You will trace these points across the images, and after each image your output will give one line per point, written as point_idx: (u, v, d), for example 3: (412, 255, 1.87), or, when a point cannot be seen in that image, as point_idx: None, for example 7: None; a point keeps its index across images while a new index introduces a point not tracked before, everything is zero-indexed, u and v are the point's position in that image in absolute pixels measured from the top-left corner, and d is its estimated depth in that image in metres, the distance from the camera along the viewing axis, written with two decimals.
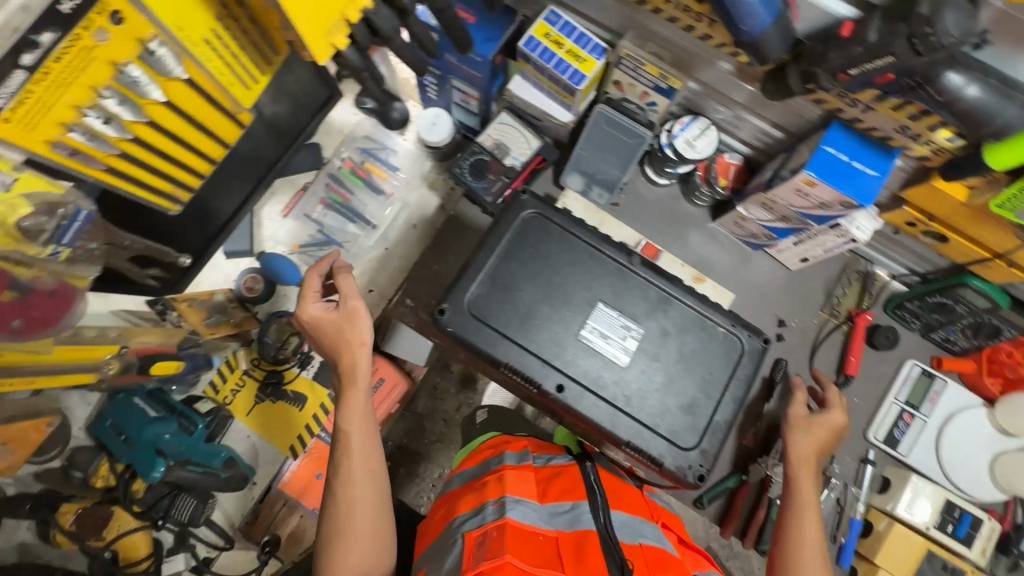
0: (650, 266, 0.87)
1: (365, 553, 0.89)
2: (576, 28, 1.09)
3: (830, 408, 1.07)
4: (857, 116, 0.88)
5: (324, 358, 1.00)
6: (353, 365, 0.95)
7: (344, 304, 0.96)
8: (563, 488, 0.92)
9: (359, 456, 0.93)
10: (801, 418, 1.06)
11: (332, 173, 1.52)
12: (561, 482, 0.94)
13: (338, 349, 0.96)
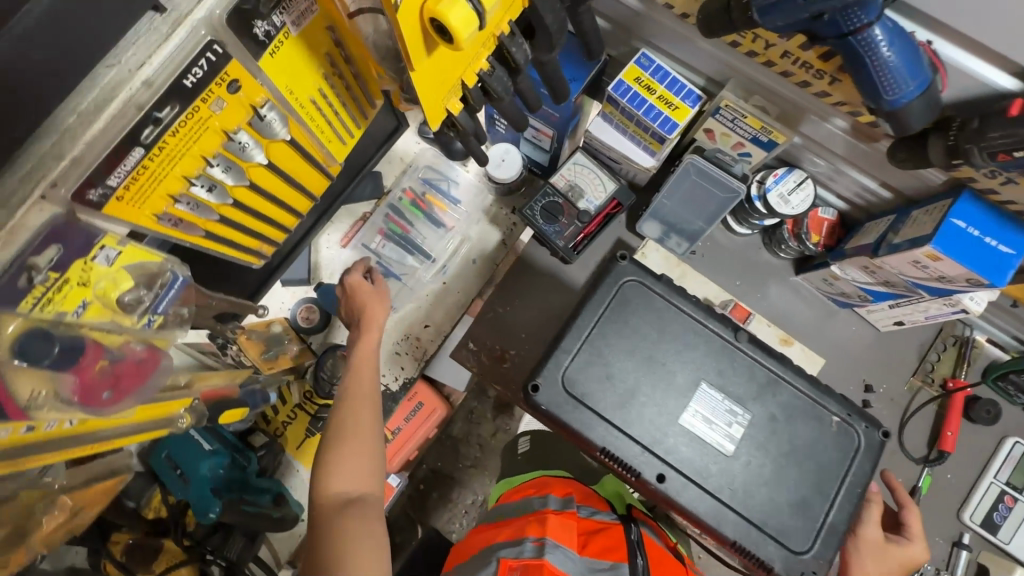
0: (757, 343, 0.81)
1: (366, 464, 0.92)
2: (669, 73, 1.04)
3: (910, 539, 0.87)
4: (995, 188, 0.80)
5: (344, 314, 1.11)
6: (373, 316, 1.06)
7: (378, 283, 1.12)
8: (604, 544, 0.88)
9: (360, 387, 0.97)
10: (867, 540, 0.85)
11: (392, 203, 1.48)
12: (602, 537, 0.89)
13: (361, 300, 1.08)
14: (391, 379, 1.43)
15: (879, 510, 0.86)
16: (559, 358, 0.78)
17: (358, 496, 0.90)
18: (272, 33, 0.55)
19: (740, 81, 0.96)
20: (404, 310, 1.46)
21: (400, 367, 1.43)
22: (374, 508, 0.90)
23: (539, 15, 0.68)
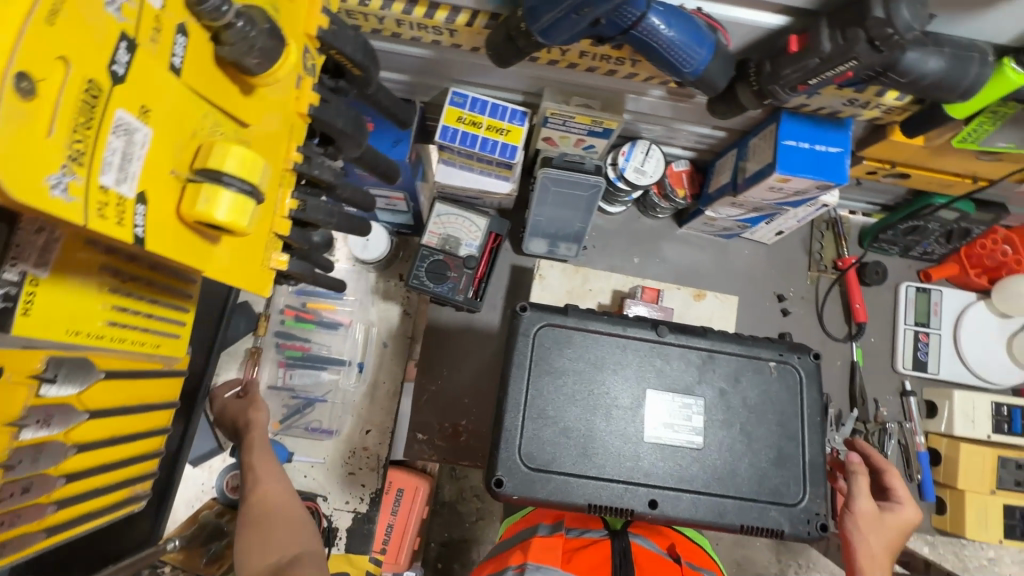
0: (679, 329, 0.81)
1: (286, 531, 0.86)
2: (486, 101, 1.01)
3: (900, 503, 0.87)
4: (804, 103, 0.86)
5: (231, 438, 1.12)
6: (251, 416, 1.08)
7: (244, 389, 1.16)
8: (588, 561, 0.74)
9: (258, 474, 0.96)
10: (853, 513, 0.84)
11: (278, 330, 1.36)
12: (588, 553, 0.76)
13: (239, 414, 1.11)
14: (357, 501, 1.32)
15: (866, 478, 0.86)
16: (507, 438, 0.74)
17: (290, 557, 0.83)
18: (13, 292, 0.45)
19: (554, 87, 0.96)
20: (341, 426, 1.35)
21: (360, 484, 1.32)
22: (315, 561, 0.83)
23: (327, 124, 0.61)
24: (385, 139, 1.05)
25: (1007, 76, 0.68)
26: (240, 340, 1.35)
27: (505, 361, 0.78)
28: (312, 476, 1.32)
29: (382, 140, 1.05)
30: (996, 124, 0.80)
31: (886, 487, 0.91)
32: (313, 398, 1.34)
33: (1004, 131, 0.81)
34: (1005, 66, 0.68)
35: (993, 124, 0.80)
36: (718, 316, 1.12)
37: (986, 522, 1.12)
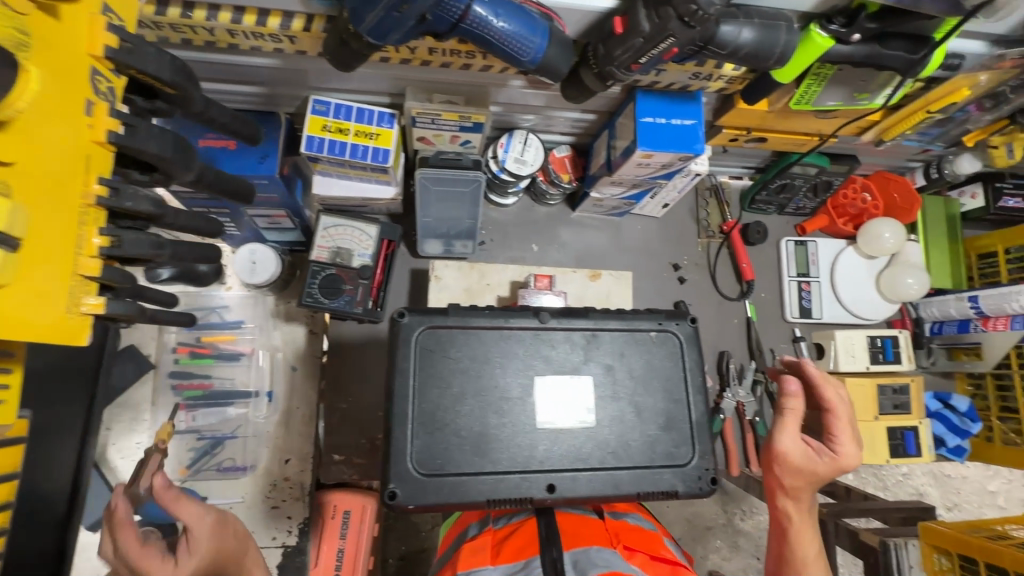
0: (560, 313, 0.82)
1: None
2: (350, 106, 0.98)
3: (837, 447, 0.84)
4: (654, 80, 0.90)
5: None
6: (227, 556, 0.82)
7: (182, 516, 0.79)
8: (515, 547, 0.71)
9: None
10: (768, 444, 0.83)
11: (171, 371, 1.27)
12: (516, 539, 0.73)
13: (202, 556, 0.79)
14: (284, 535, 1.26)
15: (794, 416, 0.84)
16: (399, 447, 0.73)
17: None
18: None
19: (415, 86, 0.95)
20: (257, 460, 1.28)
21: (286, 517, 1.26)
22: None
23: (140, 151, 0.57)
24: (250, 158, 1.00)
25: (814, 41, 0.73)
26: (131, 387, 1.25)
27: (389, 370, 0.76)
28: None
29: (247, 159, 1.00)
30: (822, 84, 0.86)
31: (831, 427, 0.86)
32: (222, 437, 1.26)
33: (831, 91, 0.87)
34: (812, 31, 0.73)
35: (819, 85, 0.86)
36: (615, 293, 1.16)
37: (875, 447, 1.22)
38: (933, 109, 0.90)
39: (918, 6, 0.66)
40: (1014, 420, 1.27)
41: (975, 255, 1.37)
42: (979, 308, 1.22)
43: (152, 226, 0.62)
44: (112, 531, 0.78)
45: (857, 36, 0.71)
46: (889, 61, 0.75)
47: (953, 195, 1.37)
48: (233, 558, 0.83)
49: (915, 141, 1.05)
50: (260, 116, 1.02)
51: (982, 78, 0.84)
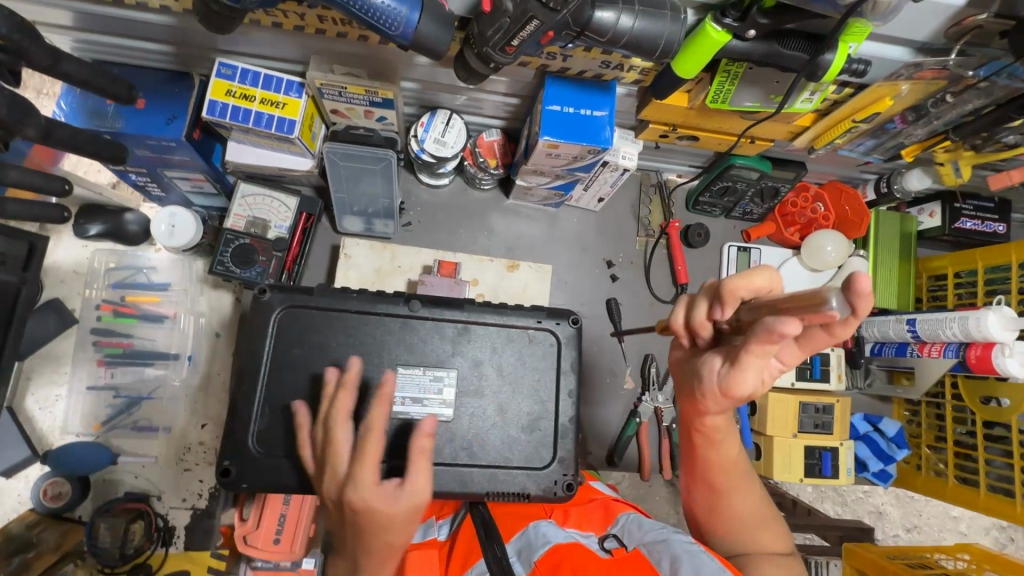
0: (432, 302, 0.80)
1: None
2: (258, 72, 0.95)
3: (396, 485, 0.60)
4: (563, 66, 0.85)
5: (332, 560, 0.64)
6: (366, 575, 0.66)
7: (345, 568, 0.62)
8: (463, 555, 0.70)
9: None
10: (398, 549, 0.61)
11: (93, 328, 1.27)
12: (461, 548, 0.72)
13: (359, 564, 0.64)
14: (195, 497, 1.28)
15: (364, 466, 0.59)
16: (244, 426, 0.72)
17: None
18: None
19: (320, 55, 0.91)
20: (173, 422, 1.29)
21: (197, 480, 1.28)
22: None
23: None
24: (157, 119, 0.97)
25: (710, 35, 0.67)
26: (52, 340, 1.26)
27: (244, 346, 0.74)
28: (144, 476, 1.27)
29: (154, 120, 0.97)
30: (734, 83, 0.80)
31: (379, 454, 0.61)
32: (139, 396, 1.27)
33: (746, 91, 0.82)
34: (707, 25, 0.67)
35: (732, 83, 0.80)
36: (532, 286, 1.13)
37: (791, 463, 1.19)
38: (858, 117, 0.85)
39: (807, 4, 0.60)
40: (943, 451, 1.22)
41: (927, 276, 1.29)
42: (915, 332, 1.16)
43: None
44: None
45: (752, 32, 0.66)
46: (789, 62, 0.70)
47: (912, 211, 1.29)
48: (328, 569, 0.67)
49: (851, 151, 1.00)
50: (171, 76, 1.00)
51: (903, 88, 0.78)
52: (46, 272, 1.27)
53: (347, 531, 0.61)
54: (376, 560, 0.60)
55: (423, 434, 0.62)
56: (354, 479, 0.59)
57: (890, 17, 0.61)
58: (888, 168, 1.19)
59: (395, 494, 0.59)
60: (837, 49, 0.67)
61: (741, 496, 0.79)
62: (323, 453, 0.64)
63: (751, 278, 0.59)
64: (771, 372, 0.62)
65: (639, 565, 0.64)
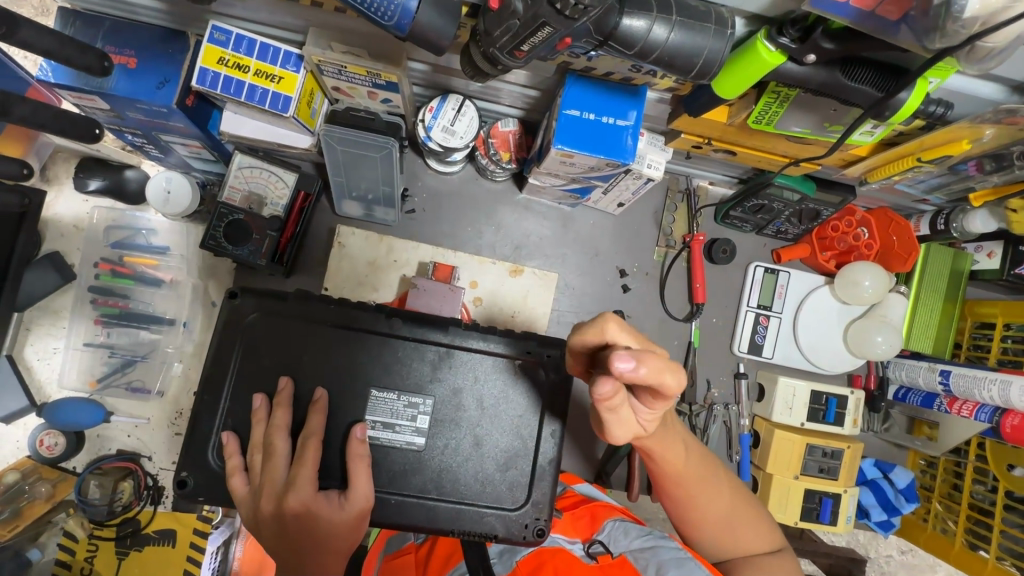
0: (415, 321, 0.74)
1: None
2: (253, 40, 0.86)
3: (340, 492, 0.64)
4: (588, 66, 0.75)
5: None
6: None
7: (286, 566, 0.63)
8: (441, 559, 0.72)
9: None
10: (343, 549, 0.64)
11: (91, 285, 1.25)
12: (438, 554, 0.73)
13: (318, 565, 0.63)
14: None
15: (307, 465, 0.64)
16: (205, 436, 0.69)
17: None
18: None
19: (320, 28, 0.82)
20: (165, 386, 1.28)
21: None
22: None
23: None
24: (147, 83, 0.89)
25: (760, 55, 0.56)
26: (50, 294, 1.25)
27: (212, 351, 0.70)
28: (136, 436, 1.28)
29: (144, 84, 0.89)
30: (783, 106, 0.69)
31: (317, 461, 0.65)
32: (134, 358, 1.27)
33: (795, 115, 0.70)
34: (758, 43, 0.56)
35: (780, 105, 0.69)
36: (534, 294, 1.07)
37: (787, 503, 1.13)
38: (924, 157, 0.72)
39: (883, 33, 0.50)
40: (954, 510, 1.14)
41: (972, 321, 1.17)
42: (947, 386, 1.07)
43: None
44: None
45: (812, 57, 0.55)
46: (852, 95, 0.59)
47: (968, 249, 1.16)
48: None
49: (910, 187, 0.89)
50: (164, 34, 0.92)
51: (987, 132, 0.66)
52: (46, 225, 1.25)
53: (283, 532, 0.62)
54: (325, 558, 0.63)
55: (357, 440, 0.67)
56: (295, 483, 0.62)
57: (989, 63, 0.49)
58: (948, 202, 1.06)
59: (338, 501, 0.63)
60: (915, 87, 0.57)
61: (709, 499, 0.76)
62: (261, 466, 0.65)
63: (590, 330, 0.57)
64: (644, 421, 0.61)
65: (625, 570, 0.65)
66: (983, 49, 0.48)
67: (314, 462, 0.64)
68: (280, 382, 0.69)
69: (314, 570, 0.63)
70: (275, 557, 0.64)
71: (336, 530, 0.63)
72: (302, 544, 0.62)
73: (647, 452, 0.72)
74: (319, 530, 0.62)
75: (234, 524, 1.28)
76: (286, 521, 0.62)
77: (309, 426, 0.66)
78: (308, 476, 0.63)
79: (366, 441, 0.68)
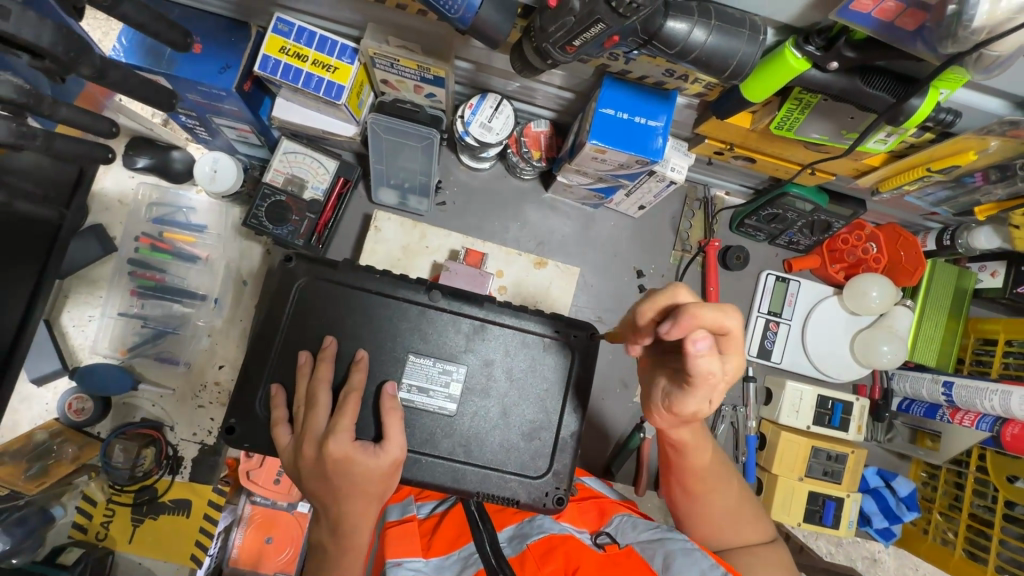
0: (453, 295, 0.79)
1: None
2: (313, 32, 0.94)
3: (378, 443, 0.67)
4: (624, 69, 0.81)
5: (328, 519, 0.67)
6: (361, 526, 0.67)
7: (327, 510, 0.67)
8: (448, 535, 0.71)
9: (364, 531, 0.67)
10: (376, 496, 0.67)
11: (130, 258, 1.31)
12: (446, 529, 0.72)
13: (353, 512, 0.66)
14: (204, 433, 1.33)
15: (346, 418, 0.67)
16: (254, 387, 0.74)
17: None
18: None
19: (377, 23, 0.89)
20: (192, 358, 1.33)
21: (208, 418, 1.33)
22: None
23: (13, 35, 0.55)
24: (209, 66, 0.95)
25: (787, 61, 0.62)
26: (91, 263, 1.31)
27: (265, 310, 0.75)
28: (161, 405, 1.32)
29: (206, 67, 0.95)
30: (804, 112, 0.75)
31: (355, 416, 0.68)
32: (164, 330, 1.32)
33: (815, 122, 0.76)
34: (786, 50, 0.62)
35: (801, 112, 0.75)
36: (556, 285, 1.13)
37: (790, 505, 1.15)
38: (933, 167, 0.78)
39: (900, 42, 0.56)
40: (955, 521, 1.16)
41: (975, 337, 1.21)
42: (950, 397, 1.11)
43: (29, 113, 0.65)
44: (347, 523, 0.66)
45: (835, 64, 0.61)
46: (870, 101, 0.65)
47: (972, 267, 1.21)
48: (321, 533, 0.69)
49: (919, 200, 0.94)
50: (230, 24, 0.99)
51: (992, 144, 0.72)
52: (93, 198, 1.32)
53: (322, 478, 0.66)
54: (359, 504, 0.66)
55: (389, 395, 0.72)
56: (334, 431, 0.65)
57: (995, 72, 0.55)
58: (954, 220, 1.11)
59: (374, 450, 0.67)
60: (926, 95, 0.62)
61: (715, 493, 0.80)
62: (302, 417, 0.69)
63: (659, 298, 0.62)
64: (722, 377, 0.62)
65: (631, 560, 0.66)
66: (990, 57, 0.53)
67: (353, 416, 0.68)
68: (325, 340, 0.74)
69: (349, 516, 0.66)
70: (315, 499, 0.67)
71: (369, 477, 0.66)
72: (340, 487, 0.65)
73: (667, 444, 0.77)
74: (355, 476, 0.65)
75: (237, 510, 1.31)
76: (324, 465, 0.65)
77: (350, 383, 0.70)
78: (347, 428, 0.66)
79: (397, 398, 0.73)
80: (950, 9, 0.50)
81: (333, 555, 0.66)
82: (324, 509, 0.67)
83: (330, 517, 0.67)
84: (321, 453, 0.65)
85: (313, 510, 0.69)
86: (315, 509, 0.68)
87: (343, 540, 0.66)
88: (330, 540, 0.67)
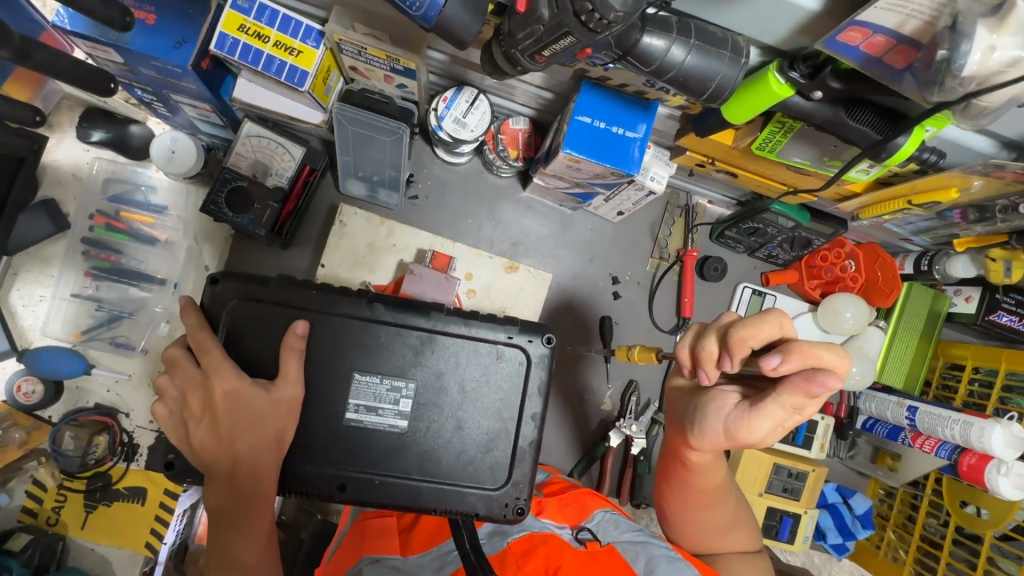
0: (396, 305, 0.75)
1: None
2: (275, 11, 0.87)
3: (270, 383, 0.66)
4: (603, 75, 0.76)
5: (219, 469, 0.64)
6: (262, 471, 0.65)
7: (217, 457, 0.64)
8: (427, 532, 0.76)
9: (265, 469, 0.66)
10: (274, 439, 0.66)
11: (85, 237, 1.24)
12: (424, 527, 0.77)
13: (251, 447, 0.64)
14: None
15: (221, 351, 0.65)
16: None
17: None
18: None
19: (345, 7, 0.83)
20: (149, 344, 1.28)
21: None
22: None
23: None
24: (164, 40, 0.86)
25: (770, 86, 0.58)
26: (42, 240, 1.24)
27: (209, 318, 0.72)
28: (116, 391, 1.28)
29: (162, 41, 0.86)
30: (787, 136, 0.71)
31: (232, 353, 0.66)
32: (120, 314, 1.26)
33: (798, 146, 0.73)
34: (769, 74, 0.58)
35: (784, 135, 0.71)
36: (527, 291, 1.09)
37: None
38: (915, 201, 0.75)
39: (887, 79, 0.53)
40: (906, 540, 1.18)
41: (943, 361, 1.21)
42: (913, 420, 1.10)
43: None
44: (239, 462, 0.64)
45: (819, 93, 0.57)
46: (853, 135, 0.61)
47: (948, 291, 1.20)
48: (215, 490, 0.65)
49: (898, 227, 0.93)
50: None
51: (975, 182, 0.69)
52: (45, 171, 1.24)
53: (211, 421, 0.64)
54: (256, 447, 0.65)
55: (294, 334, 0.68)
56: (223, 370, 0.64)
57: (982, 120, 0.53)
58: (933, 245, 1.10)
59: (267, 386, 0.67)
60: (912, 133, 0.59)
61: (716, 505, 0.78)
62: (179, 369, 0.66)
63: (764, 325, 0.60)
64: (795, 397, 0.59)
65: (614, 560, 0.68)
66: (978, 106, 0.51)
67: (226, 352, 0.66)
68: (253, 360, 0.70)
69: (249, 458, 0.65)
70: (206, 452, 0.64)
71: (262, 413, 0.65)
72: (228, 422, 0.63)
73: (683, 464, 0.74)
74: (245, 411, 0.64)
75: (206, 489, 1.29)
76: (214, 404, 0.63)
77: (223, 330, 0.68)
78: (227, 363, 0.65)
79: (306, 336, 0.69)
80: (942, 52, 0.48)
81: (238, 505, 0.65)
82: (217, 459, 0.64)
83: (225, 466, 0.64)
84: (208, 391, 0.63)
85: (200, 467, 0.65)
86: (204, 465, 0.65)
87: (245, 487, 0.65)
88: (227, 494, 0.64)
